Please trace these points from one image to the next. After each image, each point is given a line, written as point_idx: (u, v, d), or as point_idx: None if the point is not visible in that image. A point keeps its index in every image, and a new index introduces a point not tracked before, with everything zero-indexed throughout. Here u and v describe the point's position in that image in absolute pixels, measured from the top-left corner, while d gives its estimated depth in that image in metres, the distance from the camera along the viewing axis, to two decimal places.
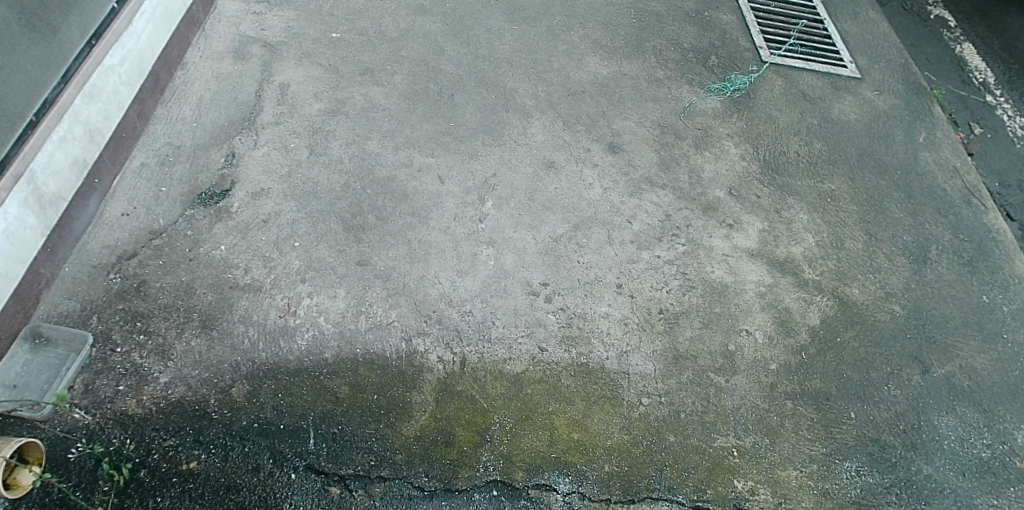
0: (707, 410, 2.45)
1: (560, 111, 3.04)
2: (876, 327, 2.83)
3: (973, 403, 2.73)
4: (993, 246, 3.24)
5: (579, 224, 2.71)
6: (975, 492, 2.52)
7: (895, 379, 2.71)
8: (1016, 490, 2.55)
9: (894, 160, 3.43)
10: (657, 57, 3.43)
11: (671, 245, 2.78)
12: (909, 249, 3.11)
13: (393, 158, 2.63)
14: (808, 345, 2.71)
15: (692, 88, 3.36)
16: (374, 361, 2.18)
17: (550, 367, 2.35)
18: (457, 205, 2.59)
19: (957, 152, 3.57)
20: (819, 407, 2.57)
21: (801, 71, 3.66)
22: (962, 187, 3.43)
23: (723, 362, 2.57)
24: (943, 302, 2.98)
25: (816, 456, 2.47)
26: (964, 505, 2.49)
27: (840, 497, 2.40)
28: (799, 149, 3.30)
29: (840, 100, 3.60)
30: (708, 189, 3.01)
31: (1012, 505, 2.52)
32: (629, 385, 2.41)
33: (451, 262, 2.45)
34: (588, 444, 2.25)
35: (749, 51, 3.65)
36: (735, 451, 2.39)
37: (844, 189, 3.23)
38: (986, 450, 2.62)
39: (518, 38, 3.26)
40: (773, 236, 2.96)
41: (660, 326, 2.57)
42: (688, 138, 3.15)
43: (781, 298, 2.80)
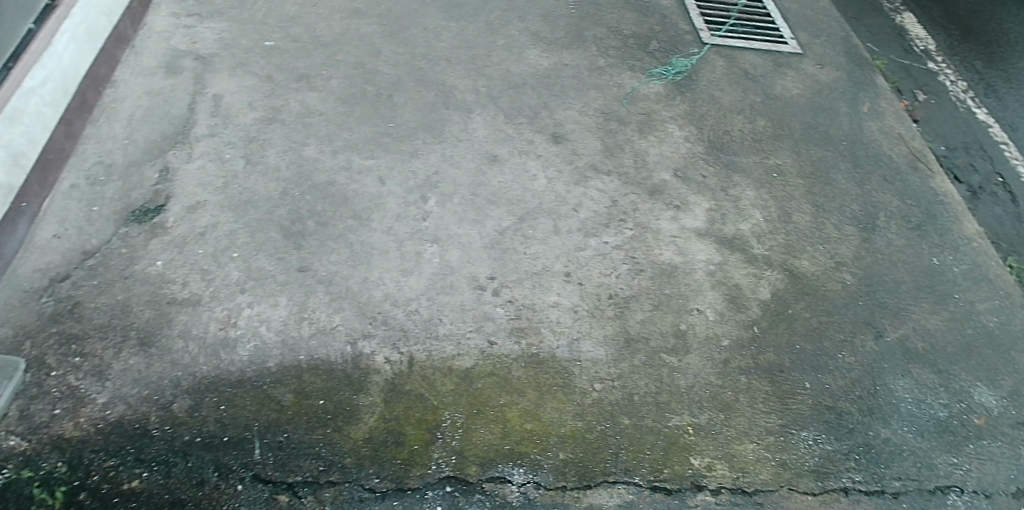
0: (660, 391, 2.46)
1: (501, 104, 3.03)
2: (827, 297, 2.86)
3: (927, 364, 2.76)
4: (940, 209, 3.29)
5: (524, 216, 2.71)
6: (934, 452, 2.55)
7: (849, 347, 2.74)
8: (974, 447, 2.58)
9: (839, 132, 3.46)
10: (597, 45, 3.44)
11: (619, 230, 2.79)
12: (857, 218, 3.15)
13: (332, 163, 2.62)
14: (760, 319, 2.73)
15: (634, 74, 3.37)
16: (319, 366, 2.18)
17: (500, 360, 2.35)
18: (399, 204, 2.58)
19: (901, 119, 3.63)
20: (773, 379, 2.59)
21: (743, 50, 3.69)
22: (907, 153, 3.48)
23: (675, 342, 2.59)
24: (893, 267, 3.02)
25: (773, 428, 2.48)
26: (924, 465, 2.51)
27: (798, 467, 2.42)
28: (743, 127, 3.33)
29: (782, 76, 3.63)
30: (654, 172, 3.02)
31: (971, 462, 2.55)
32: (581, 372, 2.42)
33: (395, 262, 2.44)
34: (542, 433, 2.26)
35: (690, 34, 3.67)
36: (690, 429, 2.41)
37: (791, 164, 3.26)
38: (943, 410, 2.66)
39: (456, 35, 3.25)
40: (721, 214, 2.98)
41: (611, 311, 2.58)
42: (631, 124, 3.16)
43: (731, 275, 2.82)
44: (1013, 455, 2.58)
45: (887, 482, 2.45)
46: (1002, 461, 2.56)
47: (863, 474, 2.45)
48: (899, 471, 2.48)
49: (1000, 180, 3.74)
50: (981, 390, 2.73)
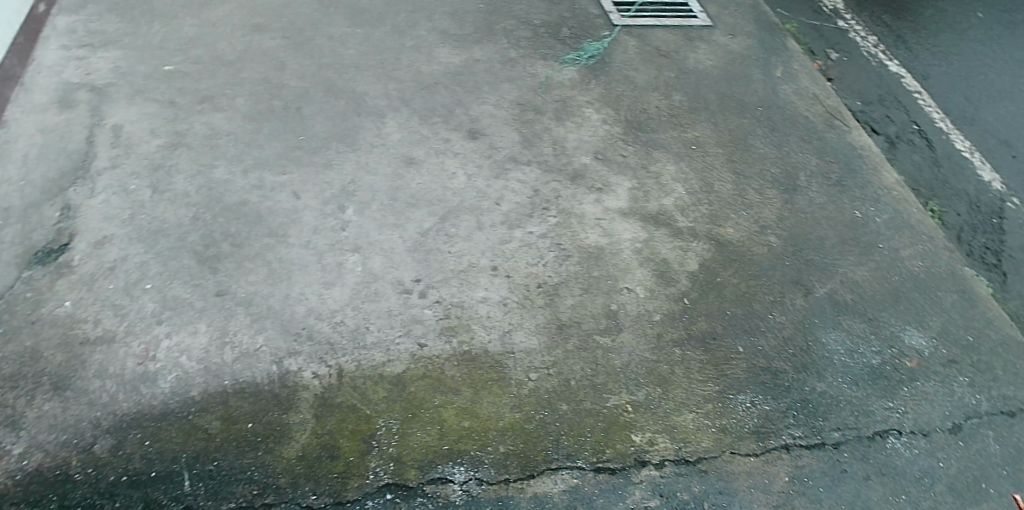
0: (597, 372, 2.48)
1: (415, 106, 3.02)
2: (753, 261, 2.91)
3: (856, 315, 2.83)
4: (858, 163, 3.37)
5: (446, 215, 2.70)
6: (869, 399, 2.61)
7: (778, 307, 2.80)
8: (908, 389, 2.65)
9: (753, 99, 3.53)
10: (508, 37, 3.46)
11: (543, 218, 2.80)
12: (778, 180, 3.21)
13: (243, 183, 2.60)
14: (689, 290, 2.77)
15: (547, 62, 3.39)
16: (245, 389, 2.16)
17: (432, 361, 2.34)
18: (316, 217, 2.57)
19: (813, 80, 3.72)
20: (706, 348, 2.63)
21: (653, 28, 3.75)
22: (823, 112, 3.57)
23: (608, 322, 2.60)
24: (815, 225, 3.09)
25: (711, 396, 2.52)
26: (860, 413, 2.57)
27: (739, 431, 2.46)
28: (659, 104, 3.37)
29: (695, 50, 3.69)
30: (574, 157, 3.04)
31: (906, 404, 2.61)
32: (516, 363, 2.42)
33: (316, 276, 2.43)
34: (481, 428, 2.26)
35: (600, 18, 3.72)
36: (629, 407, 2.43)
37: (708, 135, 3.31)
38: (874, 357, 2.72)
39: (363, 40, 3.25)
40: (643, 193, 3.00)
41: (541, 300, 2.58)
42: (548, 112, 3.18)
43: (659, 250, 2.85)
44: (945, 392, 2.66)
45: (826, 434, 2.50)
46: (935, 399, 2.64)
47: (801, 430, 2.50)
48: (836, 422, 2.53)
49: (915, 129, 3.85)
50: (910, 333, 2.81)
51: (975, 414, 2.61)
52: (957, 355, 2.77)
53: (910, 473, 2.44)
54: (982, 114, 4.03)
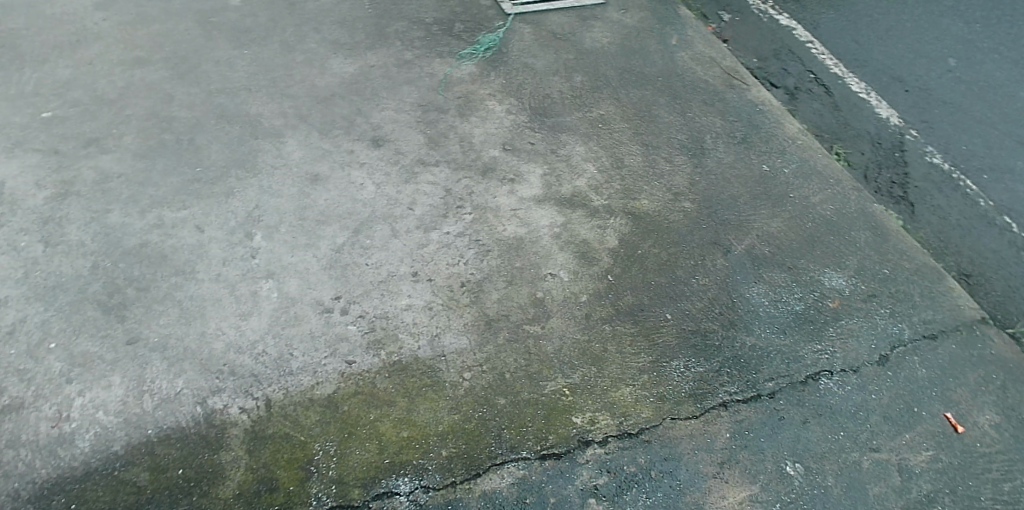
0: (530, 361, 2.45)
1: (313, 121, 3.01)
2: (670, 230, 2.93)
3: (776, 266, 2.89)
4: (760, 118, 3.47)
5: (359, 227, 2.68)
6: (799, 345, 2.65)
7: (700, 269, 2.82)
8: (834, 330, 2.72)
9: (652, 70, 3.58)
10: (401, 39, 3.47)
11: (458, 217, 2.79)
12: (685, 146, 3.27)
13: (141, 224, 2.54)
14: (612, 267, 2.76)
15: (444, 60, 3.40)
16: (170, 435, 2.09)
17: (363, 377, 2.30)
18: (223, 249, 2.52)
19: (708, 44, 3.81)
20: (636, 320, 2.63)
21: (546, 13, 3.79)
22: (721, 73, 3.66)
23: (535, 311, 2.58)
24: (726, 184, 3.15)
25: (645, 367, 2.51)
26: (792, 359, 2.61)
27: (676, 396, 2.45)
28: (561, 87, 3.40)
29: (590, 29, 3.74)
30: (482, 151, 3.04)
31: (834, 344, 2.67)
32: (448, 365, 2.38)
33: (231, 308, 2.38)
34: (419, 437, 2.21)
35: (492, 9, 3.75)
36: (566, 390, 2.40)
37: (613, 112, 3.34)
38: (798, 304, 2.78)
39: (251, 61, 3.23)
40: (555, 178, 3.01)
41: (466, 298, 2.56)
42: (451, 109, 3.18)
43: (576, 232, 2.84)
44: (869, 327, 2.74)
45: (761, 385, 2.52)
46: (861, 335, 2.71)
47: (737, 385, 2.51)
48: (770, 372, 2.56)
49: (812, 78, 3.98)
50: (829, 275, 2.90)
51: (900, 343, 2.71)
52: (875, 289, 2.87)
53: (846, 410, 2.49)
54: (873, 55, 4.19)
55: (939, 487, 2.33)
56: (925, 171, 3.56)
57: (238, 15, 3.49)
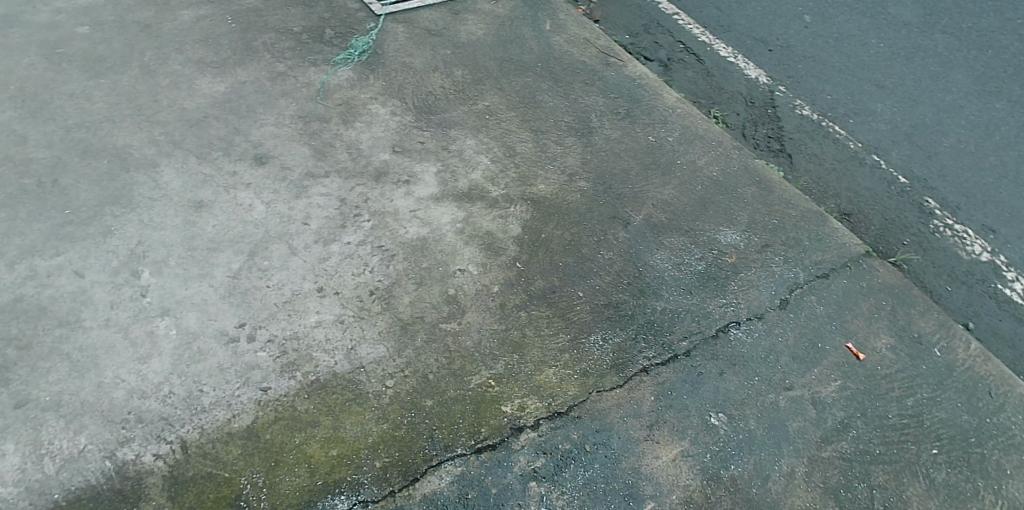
0: (452, 359, 2.44)
1: (188, 146, 2.90)
2: (570, 210, 2.98)
3: (674, 230, 3.00)
4: (639, 92, 3.59)
5: (254, 250, 2.60)
6: (705, 302, 2.77)
7: (604, 244, 2.89)
8: (735, 283, 2.85)
9: (530, 56, 3.64)
10: (271, 52, 3.38)
11: (357, 225, 2.74)
12: (573, 127, 3.34)
13: (13, 277, 2.41)
14: (519, 254, 2.79)
15: (319, 69, 3.34)
16: (81, 496, 1.96)
17: (282, 402, 2.23)
18: (109, 292, 2.41)
19: (580, 25, 3.91)
20: (550, 302, 2.66)
21: (417, 10, 3.78)
22: (597, 52, 3.76)
23: (449, 308, 2.57)
24: (616, 159, 3.24)
25: (565, 346, 2.55)
26: (702, 316, 2.72)
27: (599, 369, 2.50)
28: (442, 83, 3.40)
29: (464, 22, 3.76)
30: (372, 156, 3.00)
31: (737, 296, 2.80)
32: (368, 377, 2.34)
33: (128, 353, 2.27)
34: (351, 452, 2.17)
35: (361, 11, 3.70)
36: (492, 382, 2.41)
37: (497, 102, 3.37)
38: (700, 262, 2.90)
39: (110, 91, 3.08)
40: (451, 173, 3.01)
41: (377, 306, 2.52)
42: (333, 117, 3.13)
43: (478, 224, 2.85)
44: (767, 275, 2.90)
45: (676, 345, 2.61)
46: (761, 283, 2.86)
47: (655, 349, 2.59)
48: (683, 332, 2.66)
49: (682, 48, 4.15)
50: (725, 232, 3.03)
51: (796, 286, 2.88)
52: (767, 239, 3.04)
53: (757, 356, 2.62)
54: (734, 19, 4.43)
55: (850, 412, 2.51)
56: (797, 123, 3.79)
57: (89, 43, 3.30)
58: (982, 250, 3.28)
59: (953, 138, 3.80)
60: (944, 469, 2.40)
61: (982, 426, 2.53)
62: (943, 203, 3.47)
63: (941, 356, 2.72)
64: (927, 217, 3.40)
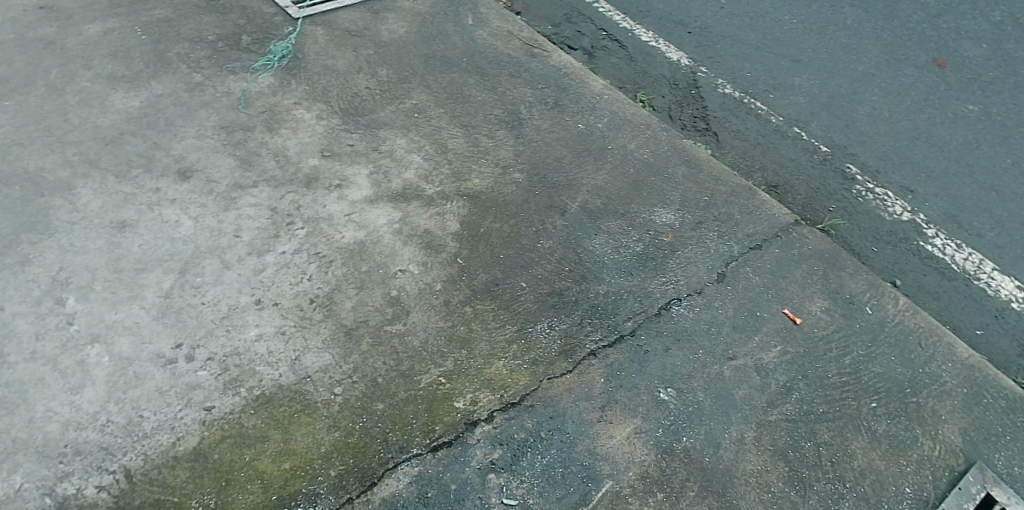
0: (400, 360, 2.42)
1: (105, 165, 2.80)
2: (507, 202, 3.00)
3: (610, 213, 3.05)
4: (566, 81, 3.64)
5: (185, 267, 2.53)
6: (646, 281, 2.82)
7: (543, 233, 2.92)
8: (672, 260, 2.92)
9: (455, 52, 3.64)
10: (186, 62, 3.28)
11: (291, 234, 2.69)
12: (502, 119, 3.36)
13: None
14: (459, 249, 2.79)
15: (238, 77, 3.26)
16: None
17: (228, 420, 2.19)
18: (32, 322, 2.32)
19: (502, 18, 3.93)
20: (494, 295, 2.67)
21: (335, 11, 3.72)
22: (521, 44, 3.79)
23: (393, 310, 2.55)
24: (548, 149, 3.27)
25: (513, 337, 2.56)
26: (643, 295, 2.77)
27: (548, 357, 2.53)
28: (368, 83, 3.37)
29: (384, 21, 3.73)
30: (301, 163, 2.95)
31: (675, 273, 2.88)
32: (316, 386, 2.31)
33: (59, 385, 2.20)
34: (304, 463, 2.13)
35: (278, 16, 3.62)
36: (442, 379, 2.40)
37: (425, 99, 3.36)
38: (638, 243, 2.96)
39: (15, 112, 2.94)
40: (384, 174, 2.98)
41: (319, 314, 2.49)
42: (257, 125, 3.06)
43: (415, 223, 2.83)
44: (703, 250, 2.98)
45: (622, 326, 2.66)
46: (698, 259, 2.94)
47: (601, 331, 2.63)
48: (627, 312, 2.71)
49: (604, 35, 4.22)
50: (659, 212, 3.10)
51: (732, 259, 2.97)
52: (701, 216, 3.12)
53: (699, 329, 2.70)
54: (652, 4, 4.52)
55: (792, 376, 2.61)
56: (720, 101, 3.90)
57: None
58: (903, 211, 3.45)
59: (868, 106, 3.98)
60: (884, 421, 2.53)
61: (916, 377, 2.67)
62: (863, 168, 3.63)
63: (872, 314, 2.86)
64: (849, 183, 3.56)
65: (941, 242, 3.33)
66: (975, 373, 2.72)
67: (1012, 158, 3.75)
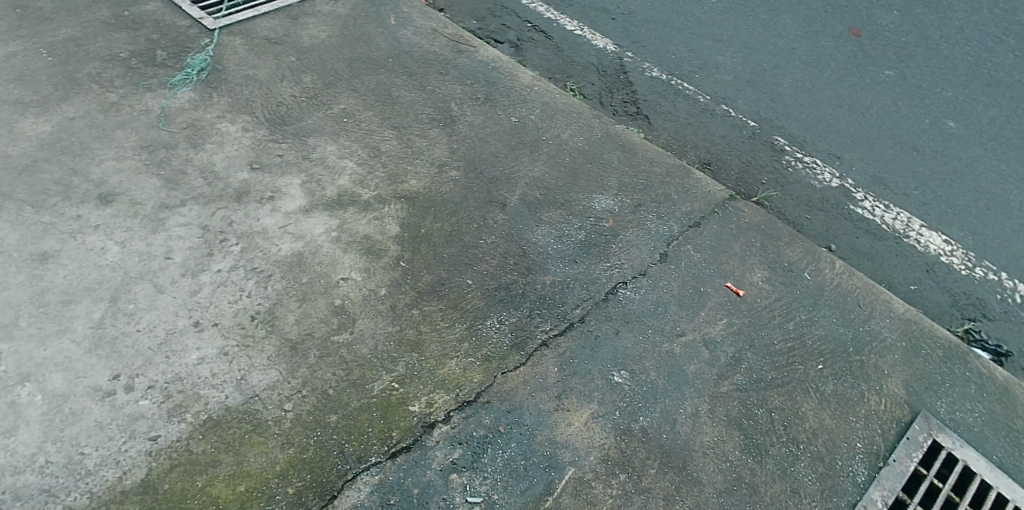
0: (350, 370, 2.39)
1: (20, 195, 2.67)
2: (445, 201, 2.98)
3: (550, 204, 3.07)
4: (495, 75, 3.63)
5: (115, 294, 2.44)
6: (591, 268, 2.85)
7: (485, 229, 2.91)
8: (614, 245, 2.96)
9: (380, 53, 3.59)
10: (98, 82, 3.15)
11: (225, 251, 2.62)
12: (434, 118, 3.34)
13: None
14: (402, 252, 2.76)
15: (156, 94, 3.14)
16: None
17: (176, 448, 2.12)
18: None
19: (425, 16, 3.90)
20: (440, 295, 2.66)
21: (253, 19, 3.63)
22: (446, 41, 3.76)
23: (339, 320, 2.51)
24: (483, 144, 3.27)
25: (463, 335, 2.56)
26: (589, 282, 2.80)
27: (500, 352, 2.53)
28: (293, 91, 3.29)
29: (305, 26, 3.65)
30: (230, 178, 2.87)
31: (618, 257, 2.91)
32: (265, 404, 2.26)
33: None
34: (260, 484, 2.09)
35: (193, 27, 3.50)
36: (395, 385, 2.38)
37: (354, 103, 3.31)
38: (579, 231, 2.98)
39: None
40: (317, 183, 2.93)
41: (262, 330, 2.43)
42: (180, 142, 2.96)
43: (354, 230, 2.79)
44: (643, 233, 3.02)
45: (571, 314, 2.68)
46: (639, 242, 2.98)
47: (551, 321, 2.65)
48: (574, 300, 2.73)
49: (529, 27, 4.23)
50: (598, 198, 3.14)
51: (672, 238, 3.02)
52: (639, 199, 3.17)
53: (646, 310, 2.74)
54: None
55: (740, 346, 2.68)
56: (648, 85, 3.97)
57: None
58: (831, 177, 3.58)
59: (790, 79, 4.11)
60: (830, 381, 2.62)
61: (856, 336, 2.78)
62: (790, 140, 3.75)
63: (810, 280, 2.96)
64: (778, 155, 3.66)
65: (869, 204, 3.47)
66: (911, 326, 2.85)
67: (929, 119, 3.93)
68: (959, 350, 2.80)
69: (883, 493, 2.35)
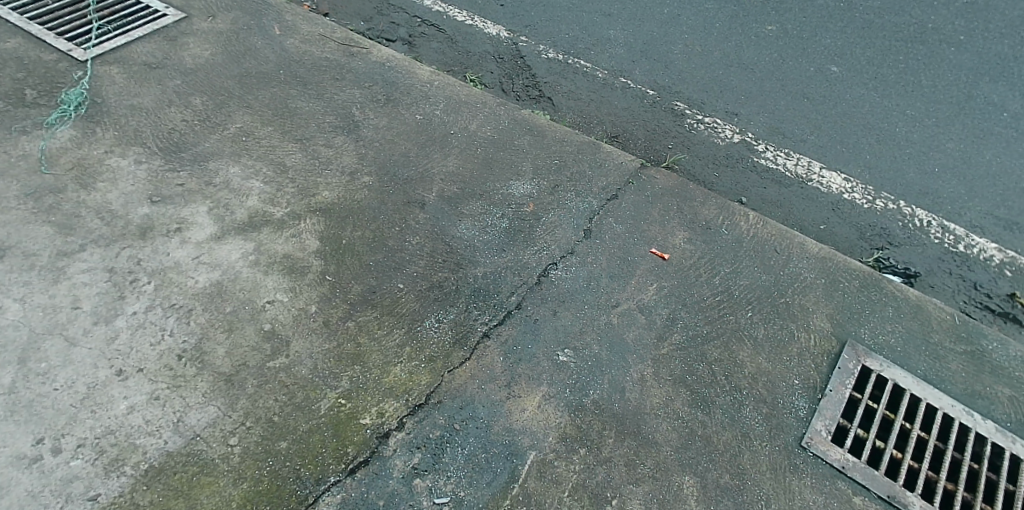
0: (292, 393, 2.30)
1: None
2: (363, 208, 2.91)
3: (469, 196, 3.05)
4: (393, 74, 3.57)
5: (23, 354, 2.25)
6: (520, 253, 2.85)
7: (408, 230, 2.87)
8: (539, 228, 2.97)
9: (270, 66, 3.47)
10: None
11: (138, 292, 2.47)
12: (338, 125, 3.25)
13: None
14: (326, 266, 2.68)
15: (32, 136, 2.92)
16: None
17: (119, 504, 1.99)
18: None
19: (311, 22, 3.78)
20: (373, 303, 2.60)
21: (127, 45, 3.42)
22: (338, 46, 3.67)
23: (272, 345, 2.41)
24: (392, 146, 3.21)
25: (403, 340, 2.51)
26: (520, 267, 2.80)
27: (443, 350, 2.50)
28: (184, 116, 3.13)
29: (185, 47, 3.47)
30: (130, 214, 2.70)
31: (544, 239, 2.93)
32: (208, 443, 2.15)
33: None
34: None
35: (62, 61, 3.27)
36: (342, 401, 2.31)
37: (251, 121, 3.18)
38: (502, 219, 2.98)
39: None
40: (225, 207, 2.80)
41: (192, 368, 2.30)
42: (68, 184, 2.77)
43: (272, 250, 2.68)
44: (565, 212, 3.05)
45: (507, 302, 2.67)
46: (563, 221, 3.01)
47: (489, 312, 2.63)
48: (509, 288, 2.72)
49: (420, 22, 4.18)
50: (515, 184, 3.14)
51: (593, 213, 3.07)
52: (555, 180, 3.19)
53: (580, 287, 2.77)
54: None
55: (674, 307, 2.75)
56: (546, 66, 4.00)
57: None
58: (732, 133, 3.72)
59: (680, 45, 4.24)
60: (762, 326, 2.73)
61: (779, 280, 2.90)
62: (689, 102, 3.87)
63: (728, 233, 3.07)
64: (681, 119, 3.78)
65: (771, 154, 3.63)
66: (827, 263, 3.00)
67: (813, 67, 4.14)
68: (872, 279, 2.97)
69: (826, 422, 2.47)
